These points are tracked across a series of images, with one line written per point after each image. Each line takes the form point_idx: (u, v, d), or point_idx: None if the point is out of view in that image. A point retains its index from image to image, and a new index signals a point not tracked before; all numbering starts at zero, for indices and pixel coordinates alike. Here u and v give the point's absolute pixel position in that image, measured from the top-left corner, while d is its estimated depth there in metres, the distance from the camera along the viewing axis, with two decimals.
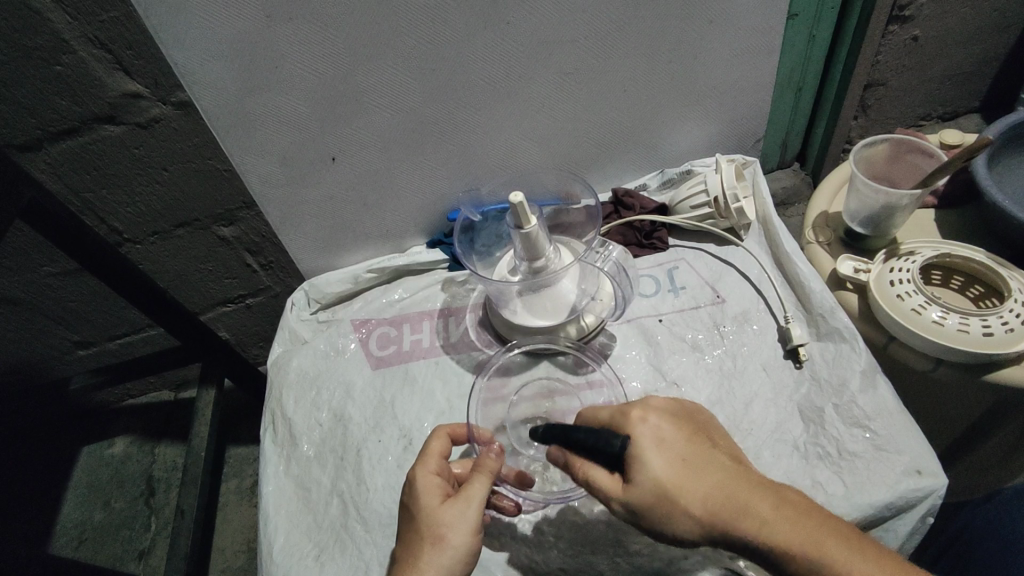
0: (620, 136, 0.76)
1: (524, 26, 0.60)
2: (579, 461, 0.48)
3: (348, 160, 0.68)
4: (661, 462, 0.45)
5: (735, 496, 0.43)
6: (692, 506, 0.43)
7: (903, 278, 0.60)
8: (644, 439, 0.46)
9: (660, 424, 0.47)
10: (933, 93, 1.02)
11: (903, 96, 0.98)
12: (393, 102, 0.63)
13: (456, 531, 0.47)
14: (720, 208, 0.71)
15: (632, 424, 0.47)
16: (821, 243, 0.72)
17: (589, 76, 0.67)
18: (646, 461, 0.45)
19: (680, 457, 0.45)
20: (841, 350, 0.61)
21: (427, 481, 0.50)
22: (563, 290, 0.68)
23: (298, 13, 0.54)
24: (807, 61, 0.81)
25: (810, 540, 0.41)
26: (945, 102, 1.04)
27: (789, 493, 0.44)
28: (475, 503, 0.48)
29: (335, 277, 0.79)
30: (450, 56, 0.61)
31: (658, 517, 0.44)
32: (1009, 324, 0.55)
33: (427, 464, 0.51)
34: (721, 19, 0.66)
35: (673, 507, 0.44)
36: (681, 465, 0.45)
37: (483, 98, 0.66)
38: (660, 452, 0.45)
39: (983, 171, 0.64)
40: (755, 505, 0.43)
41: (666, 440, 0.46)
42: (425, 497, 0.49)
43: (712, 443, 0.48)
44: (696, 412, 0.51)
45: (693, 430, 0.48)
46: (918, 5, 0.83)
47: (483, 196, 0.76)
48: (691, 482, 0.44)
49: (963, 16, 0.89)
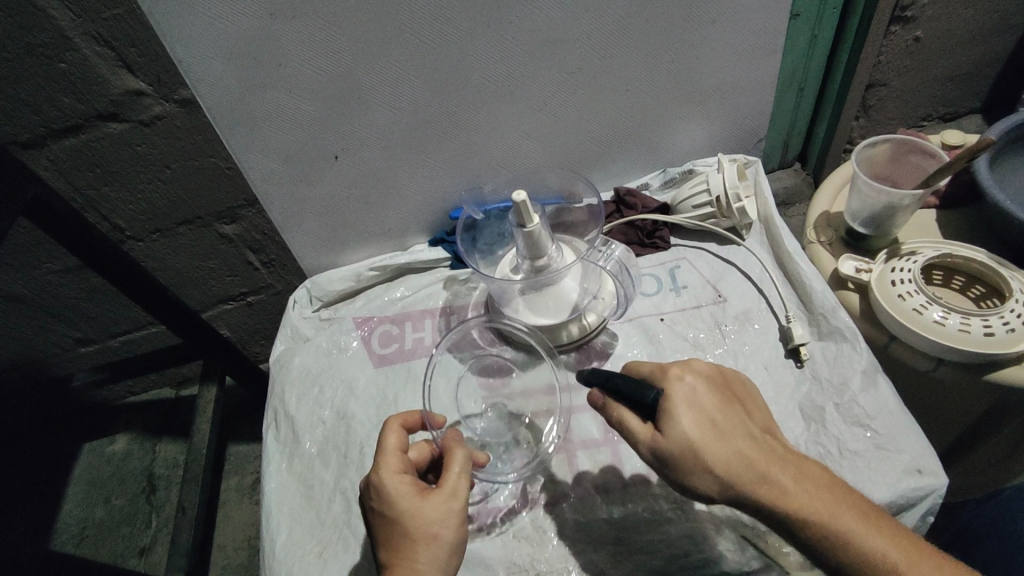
0: (621, 136, 0.76)
1: (527, 24, 0.60)
2: (617, 406, 0.49)
3: (351, 157, 0.68)
4: (691, 420, 0.45)
5: (757, 463, 0.44)
6: (716, 465, 0.43)
7: (904, 278, 0.60)
8: (678, 397, 0.46)
9: (695, 384, 0.47)
10: (934, 94, 1.02)
11: (905, 96, 0.99)
12: (396, 99, 0.63)
13: (448, 524, 0.47)
14: (722, 207, 0.71)
15: (670, 382, 0.47)
16: (823, 242, 0.72)
17: (591, 75, 0.67)
18: (677, 417, 0.45)
19: (711, 419, 0.45)
20: (842, 349, 0.61)
21: (397, 478, 0.49)
22: (564, 289, 0.68)
23: (302, 11, 0.54)
24: (809, 61, 0.81)
25: (824, 510, 0.42)
26: (946, 103, 1.05)
27: (810, 467, 0.45)
28: (458, 496, 0.49)
29: (337, 275, 0.79)
30: (451, 54, 0.61)
31: (679, 469, 0.45)
32: (1010, 324, 0.55)
33: (390, 464, 0.50)
34: (723, 19, 0.66)
35: (697, 463, 0.44)
36: (713, 425, 0.45)
37: (485, 96, 0.66)
38: (692, 412, 0.45)
39: (984, 171, 0.64)
40: (777, 474, 0.43)
41: (700, 400, 0.46)
42: (402, 500, 0.48)
43: (743, 410, 0.48)
44: (736, 377, 0.51)
45: (726, 396, 0.48)
46: (920, 6, 0.83)
47: (485, 194, 0.76)
48: (718, 443, 0.44)
49: (965, 17, 0.89)
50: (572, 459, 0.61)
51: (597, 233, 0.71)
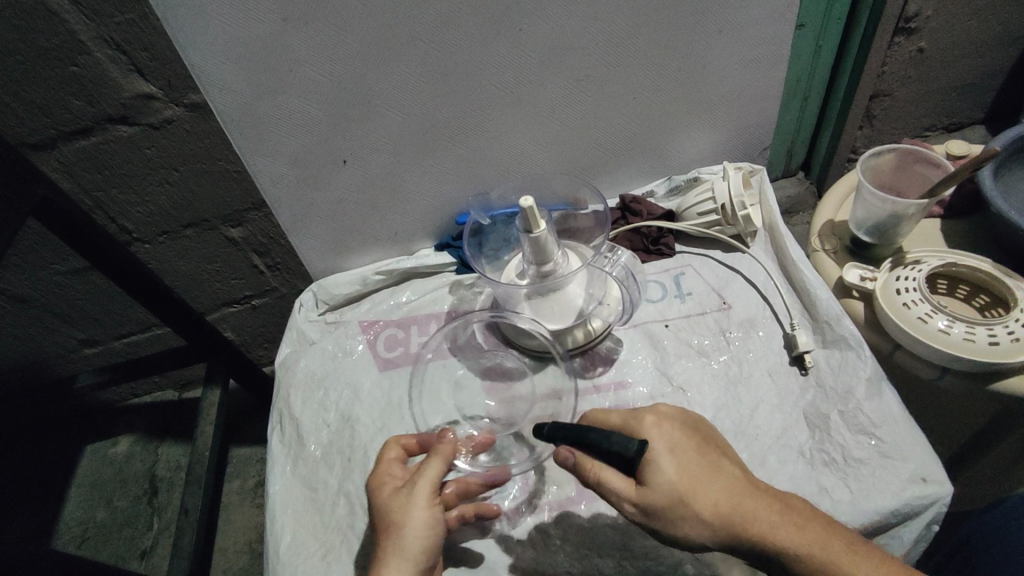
0: (627, 144, 0.76)
1: (537, 32, 0.61)
2: (594, 463, 0.48)
3: (358, 162, 0.69)
4: (672, 467, 0.46)
5: (745, 502, 0.44)
6: (703, 511, 0.44)
7: (910, 286, 0.60)
8: (658, 446, 0.47)
9: (673, 431, 0.48)
10: (939, 104, 1.03)
11: (908, 106, 0.99)
12: (404, 106, 0.64)
13: (411, 513, 0.49)
14: (727, 215, 0.70)
15: (646, 429, 0.48)
16: (828, 251, 0.71)
17: (598, 83, 0.68)
18: (659, 465, 0.46)
19: (692, 462, 0.46)
20: (846, 358, 0.61)
21: (378, 480, 0.53)
22: (569, 294, 0.67)
23: (314, 18, 0.55)
24: (813, 70, 0.82)
25: (816, 542, 0.42)
26: (950, 113, 1.06)
27: (795, 499, 0.46)
28: (422, 483, 0.51)
29: (343, 279, 0.79)
30: (461, 61, 0.62)
31: (669, 521, 0.45)
32: (1015, 334, 0.55)
33: (380, 472, 0.54)
34: (730, 29, 0.67)
35: (684, 512, 0.44)
36: (694, 469, 0.46)
37: (492, 104, 0.67)
38: (672, 457, 0.46)
39: (989, 181, 0.63)
40: (763, 511, 0.44)
41: (678, 446, 0.47)
42: (375, 498, 0.52)
43: (721, 451, 0.49)
44: (710, 423, 0.52)
45: (704, 438, 0.49)
46: (924, 17, 0.84)
47: (492, 200, 0.76)
48: (703, 485, 0.45)
49: (969, 28, 0.90)
50: None
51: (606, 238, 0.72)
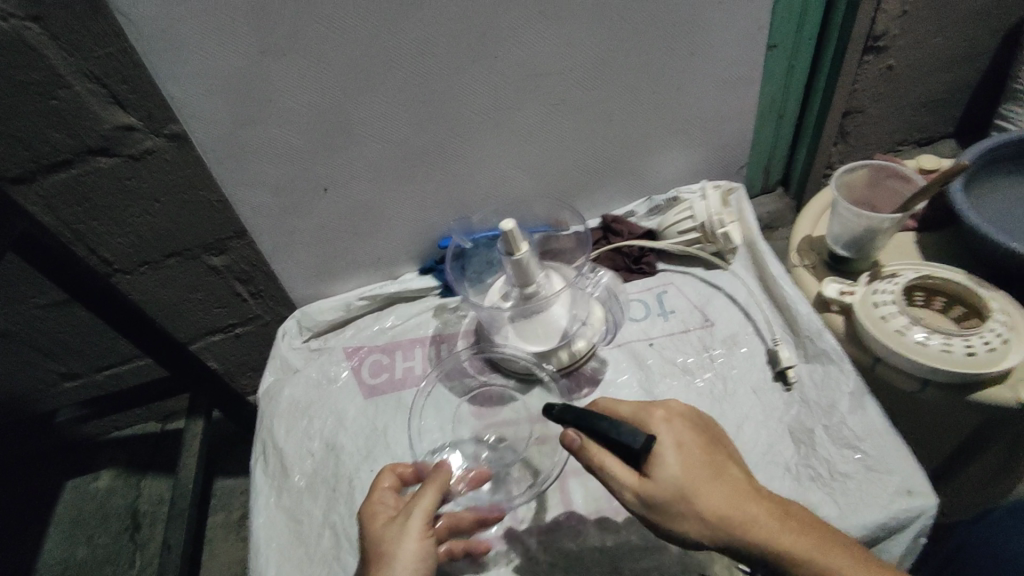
0: (606, 166, 0.77)
1: (514, 59, 0.63)
2: (598, 449, 0.47)
3: (339, 189, 0.69)
4: (678, 462, 0.46)
5: (745, 503, 0.45)
6: (704, 508, 0.44)
7: (887, 300, 0.61)
8: (665, 440, 0.46)
9: (681, 428, 0.48)
10: (910, 119, 1.06)
11: (880, 122, 1.02)
12: (384, 133, 0.65)
13: (404, 546, 0.48)
14: (707, 233, 0.71)
15: (654, 422, 0.48)
16: (807, 266, 0.71)
17: (575, 107, 0.69)
18: (667, 461, 0.46)
19: (696, 459, 0.46)
20: (829, 372, 0.61)
21: (371, 508, 0.53)
22: (552, 316, 0.67)
23: (292, 48, 0.56)
24: (788, 88, 0.84)
25: (813, 549, 0.43)
26: (920, 128, 1.09)
27: (794, 507, 0.46)
28: (417, 514, 0.49)
29: (327, 305, 0.78)
30: (440, 88, 0.63)
31: (669, 515, 0.45)
32: (991, 345, 0.56)
33: (373, 499, 0.54)
34: (701, 52, 0.69)
35: (684, 506, 0.44)
36: (699, 468, 0.46)
37: (472, 129, 0.68)
38: (678, 452, 0.46)
39: (960, 197, 0.65)
40: (761, 513, 0.44)
41: (687, 444, 0.47)
42: (368, 525, 0.51)
43: (725, 452, 0.49)
44: (714, 421, 0.52)
45: (710, 437, 0.49)
46: (891, 36, 0.87)
47: (474, 224, 0.77)
48: (707, 486, 0.45)
49: (935, 46, 0.93)
50: (563, 488, 0.60)
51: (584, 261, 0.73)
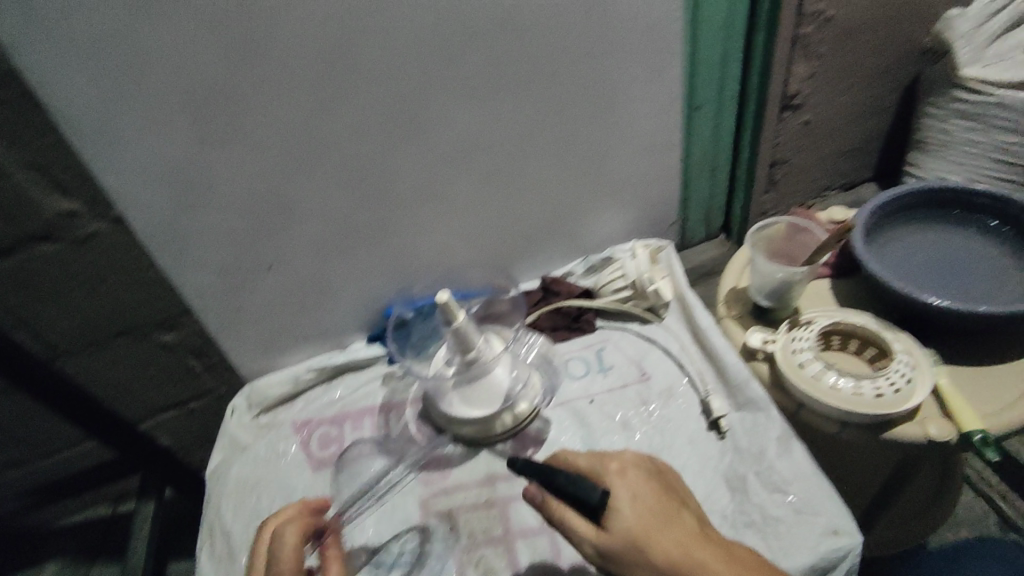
0: (543, 229, 0.81)
1: (445, 137, 0.67)
2: (553, 500, 0.50)
3: (284, 266, 0.71)
4: (634, 512, 0.48)
5: (696, 551, 0.46)
6: (658, 556, 0.46)
7: (802, 346, 0.65)
8: (621, 491, 0.49)
9: (637, 479, 0.51)
10: (833, 166, 1.13)
11: (806, 170, 1.09)
12: (324, 211, 0.68)
13: None
14: (638, 290, 0.75)
15: (610, 475, 0.50)
16: (733, 316, 0.75)
17: (508, 177, 0.74)
18: (621, 512, 0.48)
19: (651, 510, 0.48)
20: (757, 419, 0.65)
21: None
22: (495, 379, 0.69)
23: (230, 137, 0.59)
24: (716, 141, 0.95)
25: None
26: (842, 174, 1.17)
27: (741, 552, 0.48)
28: None
29: (275, 379, 0.78)
30: (375, 166, 0.67)
31: (625, 564, 0.46)
32: (896, 386, 0.60)
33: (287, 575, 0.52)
34: (620, 123, 0.74)
35: (639, 554, 0.46)
36: (652, 517, 0.48)
37: (410, 203, 0.71)
38: (633, 503, 0.48)
39: (861, 247, 0.70)
40: (712, 561, 0.46)
41: (641, 494, 0.49)
42: None
43: (679, 502, 0.51)
44: (670, 471, 0.55)
45: (665, 488, 0.51)
46: (803, 96, 0.95)
47: (414, 293, 0.80)
48: (657, 533, 0.47)
49: (844, 102, 1.02)
50: (511, 551, 0.61)
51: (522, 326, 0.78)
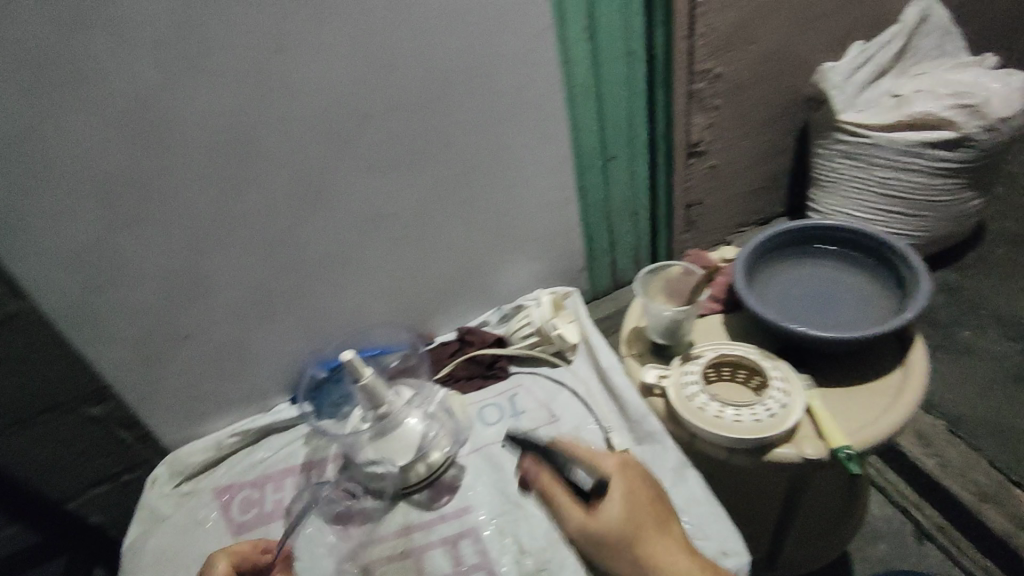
0: (456, 284, 0.86)
1: (351, 207, 0.72)
2: (552, 481, 0.65)
3: (200, 336, 0.74)
4: (624, 511, 0.58)
5: (667, 551, 0.56)
6: (635, 547, 0.57)
7: (691, 380, 0.70)
8: (617, 490, 0.59)
9: (631, 481, 0.60)
10: (749, 206, 1.15)
11: (723, 210, 1.11)
12: (238, 281, 0.71)
13: None
14: (544, 335, 0.80)
15: (606, 470, 0.61)
16: (635, 355, 0.79)
17: (416, 239, 0.79)
18: (613, 509, 0.58)
19: (641, 510, 0.58)
20: (656, 451, 0.69)
21: None
22: (408, 429, 0.71)
23: (138, 220, 0.62)
24: (635, 191, 0.97)
25: None
26: (760, 212, 1.18)
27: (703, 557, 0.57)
28: None
29: (198, 446, 0.79)
30: (286, 236, 0.71)
31: (603, 546, 0.58)
32: (771, 411, 0.66)
33: None
34: (518, 184, 0.81)
35: (619, 542, 0.57)
36: (641, 519, 0.58)
37: (323, 268, 0.75)
38: (625, 503, 0.58)
39: (740, 282, 0.75)
40: (678, 559, 0.56)
41: (634, 494, 0.59)
42: None
43: (666, 507, 0.60)
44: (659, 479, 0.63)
45: (655, 493, 0.60)
46: (706, 142, 0.98)
47: (325, 352, 0.83)
48: (644, 531, 0.57)
49: (748, 145, 1.05)
50: None
51: (431, 380, 0.81)
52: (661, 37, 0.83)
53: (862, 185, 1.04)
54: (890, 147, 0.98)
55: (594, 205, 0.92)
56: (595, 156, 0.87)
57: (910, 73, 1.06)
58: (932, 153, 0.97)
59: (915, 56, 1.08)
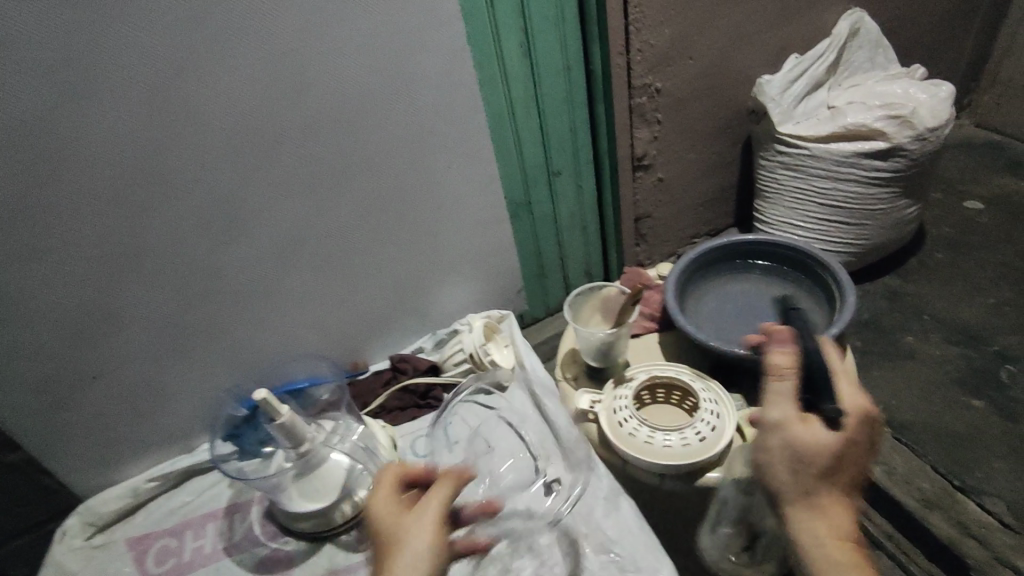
0: (388, 310, 0.83)
1: (266, 235, 0.69)
2: (788, 374, 0.50)
3: (109, 376, 0.69)
4: (791, 437, 0.48)
5: (814, 496, 0.48)
6: (805, 466, 0.48)
7: (622, 404, 0.69)
8: (789, 427, 0.49)
9: (844, 427, 0.48)
10: (695, 218, 1.13)
11: (670, 221, 1.08)
12: (147, 317, 0.67)
13: (416, 542, 0.48)
14: (477, 361, 0.79)
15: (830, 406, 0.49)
16: (569, 378, 0.78)
17: (341, 266, 0.76)
18: (795, 430, 0.48)
19: (815, 454, 0.47)
20: (588, 479, 0.67)
21: (390, 500, 0.54)
22: (332, 468, 0.68)
23: (28, 256, 0.58)
24: (582, 204, 0.96)
25: (825, 556, 0.47)
26: (706, 223, 1.16)
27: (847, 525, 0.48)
28: (430, 509, 0.51)
29: (111, 494, 0.75)
30: (198, 267, 0.67)
31: (769, 446, 0.50)
32: (701, 434, 0.64)
33: (381, 490, 0.55)
34: (447, 205, 0.79)
35: (790, 459, 0.48)
36: (804, 455, 0.48)
37: (242, 300, 0.72)
38: (808, 437, 0.48)
39: (672, 301, 0.75)
40: (808, 507, 0.48)
41: (821, 438, 0.47)
42: (383, 517, 0.52)
43: (850, 463, 0.48)
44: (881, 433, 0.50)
45: (843, 449, 0.47)
46: (652, 156, 0.96)
47: (243, 389, 0.78)
48: (781, 469, 0.49)
49: (692, 159, 1.03)
50: None
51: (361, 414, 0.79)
52: (597, 53, 0.81)
53: (801, 196, 1.02)
54: (828, 159, 0.96)
55: (541, 216, 0.91)
56: (539, 168, 0.86)
57: (844, 85, 1.05)
58: (868, 164, 0.95)
59: (848, 68, 1.07)
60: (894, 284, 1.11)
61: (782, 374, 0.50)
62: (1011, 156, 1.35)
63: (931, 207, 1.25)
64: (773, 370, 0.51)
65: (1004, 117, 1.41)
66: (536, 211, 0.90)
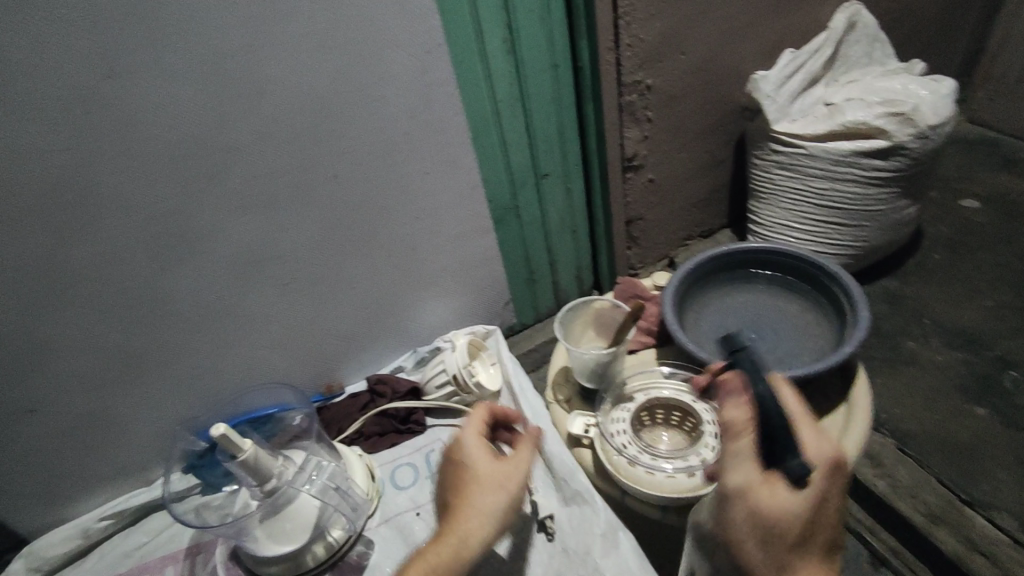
0: (363, 328, 0.78)
1: (222, 250, 0.62)
2: (748, 430, 0.43)
3: (50, 410, 0.62)
4: (762, 508, 0.41)
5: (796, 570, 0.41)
6: (776, 537, 0.41)
7: (620, 429, 0.64)
8: (761, 498, 0.41)
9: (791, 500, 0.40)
10: (689, 220, 1.08)
11: (662, 225, 1.04)
12: (90, 343, 0.60)
13: (497, 497, 0.52)
14: (461, 384, 0.72)
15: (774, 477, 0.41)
16: (561, 401, 0.73)
17: (310, 283, 0.70)
18: (762, 501, 0.41)
19: (783, 525, 0.40)
20: (584, 514, 0.62)
21: (478, 443, 0.56)
22: (301, 507, 0.61)
23: None
24: (572, 207, 0.91)
25: None
26: (700, 225, 1.11)
27: None
28: (515, 471, 0.54)
29: (57, 537, 0.69)
30: (148, 289, 0.60)
31: (733, 514, 0.43)
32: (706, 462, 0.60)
33: (471, 434, 0.57)
34: (425, 214, 0.73)
35: (765, 530, 0.41)
36: (776, 525, 0.41)
37: (198, 322, 0.65)
38: (772, 509, 0.41)
39: (671, 315, 0.69)
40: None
41: (770, 513, 0.40)
42: (476, 463, 0.54)
43: (830, 526, 0.41)
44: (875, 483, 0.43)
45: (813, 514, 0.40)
46: (642, 155, 0.90)
47: (200, 421, 0.71)
48: (755, 541, 0.42)
49: (684, 159, 0.98)
50: None
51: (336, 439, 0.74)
52: (585, 50, 0.75)
53: (798, 198, 0.98)
54: (824, 157, 0.91)
55: (531, 223, 0.86)
56: (526, 171, 0.80)
57: (841, 81, 1.00)
58: (864, 162, 0.90)
59: (845, 63, 1.01)
60: (893, 287, 1.07)
61: (740, 430, 0.44)
62: (1006, 153, 1.32)
63: (928, 207, 1.21)
64: (731, 426, 0.44)
65: (997, 115, 1.38)
66: (523, 216, 0.84)
